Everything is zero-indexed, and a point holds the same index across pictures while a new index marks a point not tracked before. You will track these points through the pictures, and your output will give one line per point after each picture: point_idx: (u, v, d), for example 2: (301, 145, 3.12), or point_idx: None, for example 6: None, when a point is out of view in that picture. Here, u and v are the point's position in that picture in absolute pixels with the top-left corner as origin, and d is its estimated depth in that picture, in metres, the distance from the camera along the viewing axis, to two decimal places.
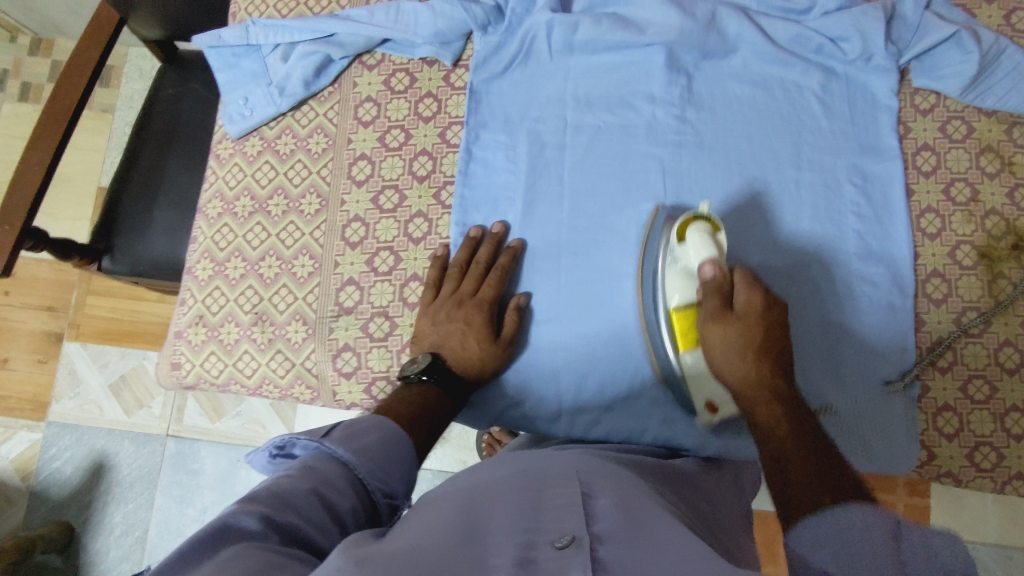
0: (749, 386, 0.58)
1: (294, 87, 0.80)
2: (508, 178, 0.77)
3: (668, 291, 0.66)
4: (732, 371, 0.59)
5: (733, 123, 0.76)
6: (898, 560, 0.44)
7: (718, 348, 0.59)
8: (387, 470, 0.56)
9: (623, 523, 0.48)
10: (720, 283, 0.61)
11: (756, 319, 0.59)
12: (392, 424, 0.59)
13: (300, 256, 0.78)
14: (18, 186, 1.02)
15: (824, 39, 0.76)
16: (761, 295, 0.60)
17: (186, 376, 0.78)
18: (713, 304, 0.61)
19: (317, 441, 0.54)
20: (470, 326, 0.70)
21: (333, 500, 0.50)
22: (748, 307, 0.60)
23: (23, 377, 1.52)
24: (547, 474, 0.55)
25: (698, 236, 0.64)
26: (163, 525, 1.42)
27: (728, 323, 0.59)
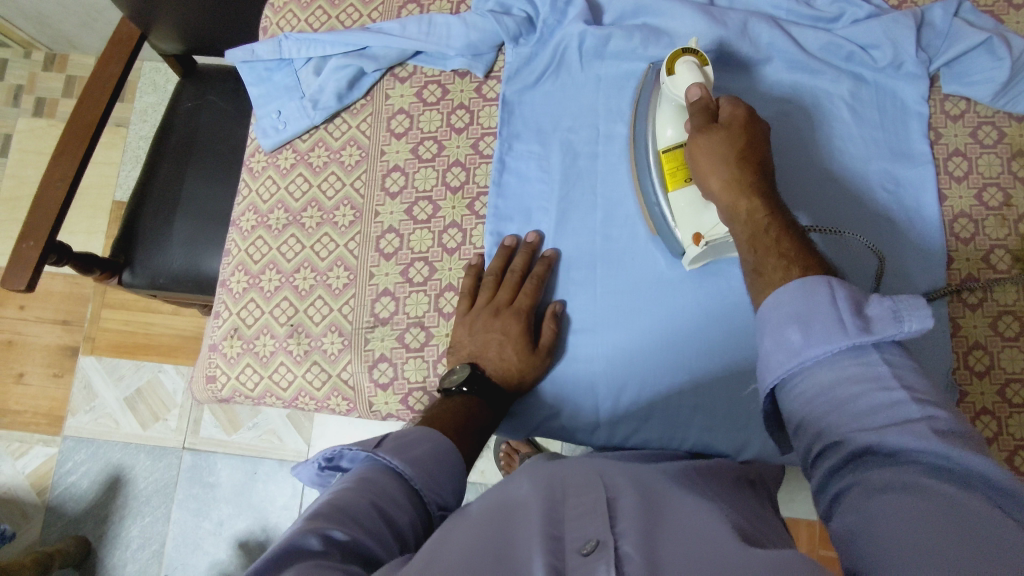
0: (733, 181, 0.59)
1: (327, 99, 0.81)
2: (543, 187, 0.78)
3: (661, 126, 0.70)
4: (717, 176, 0.61)
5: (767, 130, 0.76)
6: (861, 331, 0.45)
7: (703, 154, 0.62)
8: (440, 481, 0.56)
9: (654, 527, 0.45)
10: (705, 101, 0.64)
11: (740, 127, 0.62)
12: (440, 435, 0.59)
13: (335, 267, 0.78)
14: (42, 201, 1.02)
15: (854, 47, 0.77)
16: (744, 109, 0.63)
17: (221, 389, 0.78)
18: (700, 118, 0.63)
19: (369, 451, 0.55)
20: (507, 336, 0.70)
21: (391, 513, 0.50)
22: (731, 117, 0.62)
23: (39, 392, 1.52)
24: (567, 474, 0.52)
25: (685, 66, 0.67)
26: (180, 538, 1.42)
27: (712, 129, 0.62)
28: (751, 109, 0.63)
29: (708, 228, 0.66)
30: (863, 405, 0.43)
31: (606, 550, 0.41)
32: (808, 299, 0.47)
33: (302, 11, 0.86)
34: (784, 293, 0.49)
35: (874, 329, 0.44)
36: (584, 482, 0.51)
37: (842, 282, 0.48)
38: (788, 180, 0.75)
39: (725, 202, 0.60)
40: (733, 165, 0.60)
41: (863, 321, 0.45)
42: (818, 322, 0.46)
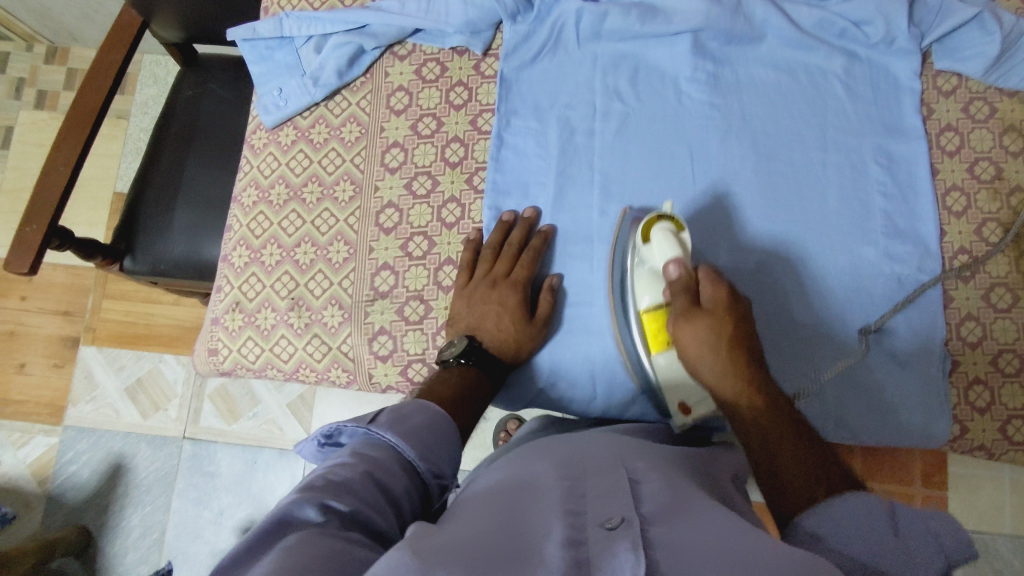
0: (729, 377, 0.59)
1: (327, 77, 0.82)
2: (540, 164, 0.79)
3: (638, 293, 0.68)
4: (707, 368, 0.60)
5: (759, 108, 0.78)
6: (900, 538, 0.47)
7: (693, 347, 0.61)
8: (436, 450, 0.56)
9: (675, 505, 0.45)
10: (686, 282, 0.63)
11: (723, 314, 0.61)
12: (436, 406, 0.60)
13: (335, 242, 0.79)
14: (45, 186, 1.03)
15: (847, 24, 0.78)
16: (725, 289, 0.62)
17: (223, 362, 0.79)
18: (685, 299, 0.63)
19: (364, 427, 0.55)
20: (504, 307, 0.71)
21: (387, 483, 0.50)
22: (714, 301, 0.62)
23: (40, 382, 1.53)
24: (588, 459, 0.53)
25: (662, 235, 0.66)
26: (181, 526, 1.42)
27: (699, 318, 0.61)
28: (732, 287, 0.63)
29: (696, 401, 0.66)
30: None
31: (630, 526, 0.42)
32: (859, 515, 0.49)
33: None
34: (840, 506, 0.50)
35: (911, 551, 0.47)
36: (606, 465, 0.51)
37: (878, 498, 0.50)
38: (778, 158, 0.76)
39: (723, 393, 0.60)
40: (728, 363, 0.59)
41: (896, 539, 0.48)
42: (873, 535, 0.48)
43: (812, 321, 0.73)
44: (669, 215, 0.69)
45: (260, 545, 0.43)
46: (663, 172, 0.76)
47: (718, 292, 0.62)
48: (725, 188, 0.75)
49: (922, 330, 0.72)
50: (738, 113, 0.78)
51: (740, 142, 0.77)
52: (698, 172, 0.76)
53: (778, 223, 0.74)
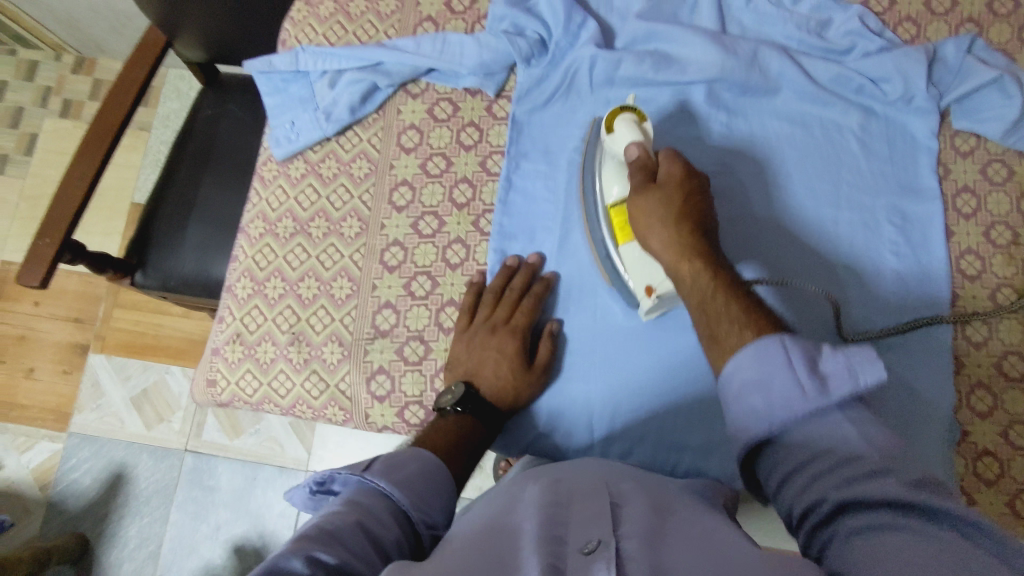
0: (674, 243, 0.61)
1: (340, 112, 0.82)
2: (547, 209, 0.78)
3: (606, 186, 0.71)
4: (657, 238, 0.63)
5: (772, 163, 0.77)
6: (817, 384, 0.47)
7: (642, 216, 0.64)
8: (429, 500, 0.56)
9: (658, 526, 0.45)
10: (643, 159, 0.66)
11: (675, 185, 0.64)
12: (430, 455, 0.59)
13: (339, 278, 0.79)
14: (60, 202, 1.04)
15: (864, 80, 0.77)
16: (681, 166, 0.65)
17: (221, 393, 0.79)
18: (639, 178, 0.66)
19: (358, 474, 0.55)
20: (503, 355, 0.70)
21: (378, 533, 0.49)
22: (667, 176, 0.65)
23: (47, 388, 1.54)
24: (577, 480, 0.52)
25: (623, 123, 0.69)
26: (177, 541, 1.42)
27: (650, 192, 0.64)
28: (689, 164, 0.66)
29: (658, 281, 0.67)
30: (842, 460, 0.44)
31: (606, 548, 0.42)
32: (764, 360, 0.49)
33: (321, 25, 0.88)
34: (745, 354, 0.51)
35: (831, 388, 0.47)
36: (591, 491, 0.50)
37: (795, 338, 0.50)
38: (789, 213, 0.75)
39: (668, 263, 0.62)
40: (675, 231, 0.61)
41: (819, 381, 0.47)
42: (780, 382, 0.48)
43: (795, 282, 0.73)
44: (632, 107, 0.71)
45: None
46: None
47: (671, 169, 0.65)
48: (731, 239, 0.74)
49: (934, 396, 0.69)
50: (749, 167, 0.77)
51: (752, 196, 0.76)
52: None
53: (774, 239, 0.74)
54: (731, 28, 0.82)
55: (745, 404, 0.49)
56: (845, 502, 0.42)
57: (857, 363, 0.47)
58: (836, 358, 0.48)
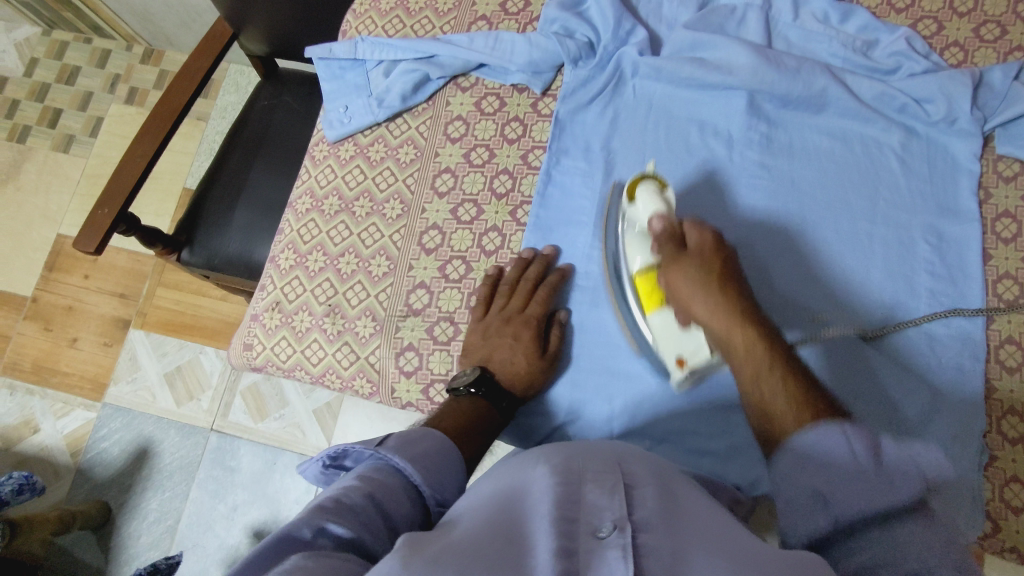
0: (720, 312, 0.60)
1: (391, 99, 0.86)
2: (583, 204, 0.80)
3: (630, 256, 0.70)
4: (700, 303, 0.61)
5: (806, 236, 0.76)
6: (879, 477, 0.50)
7: (683, 287, 0.62)
8: (443, 479, 0.56)
9: (669, 514, 0.46)
10: (671, 230, 0.66)
11: (709, 254, 0.63)
12: (444, 435, 0.60)
13: (378, 256, 0.81)
14: (121, 174, 1.11)
15: (908, 99, 0.78)
16: (711, 233, 0.65)
17: (256, 358, 0.82)
18: (670, 247, 0.65)
19: (373, 449, 0.56)
20: (518, 342, 0.71)
21: (390, 507, 0.50)
22: (699, 244, 0.64)
23: (88, 358, 1.60)
24: (588, 457, 0.53)
25: (645, 194, 0.70)
26: (195, 516, 1.45)
27: (683, 261, 0.63)
28: (717, 233, 0.65)
29: (689, 352, 0.65)
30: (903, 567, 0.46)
31: (621, 536, 0.43)
32: (829, 449, 0.51)
33: (380, 19, 0.92)
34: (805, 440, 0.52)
35: (897, 483, 0.49)
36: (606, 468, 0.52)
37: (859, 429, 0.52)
38: (821, 287, 0.74)
39: (717, 330, 0.60)
40: (719, 298, 0.60)
41: (885, 477, 0.50)
42: (843, 469, 0.50)
43: (817, 258, 0.75)
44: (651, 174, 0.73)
45: (263, 562, 0.43)
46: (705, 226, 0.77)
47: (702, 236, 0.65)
48: (764, 244, 0.76)
49: (963, 412, 0.68)
50: (787, 176, 0.78)
51: (788, 224, 0.76)
52: (740, 230, 0.76)
53: (802, 233, 0.76)
54: (777, 44, 0.83)
55: (801, 484, 0.51)
56: None
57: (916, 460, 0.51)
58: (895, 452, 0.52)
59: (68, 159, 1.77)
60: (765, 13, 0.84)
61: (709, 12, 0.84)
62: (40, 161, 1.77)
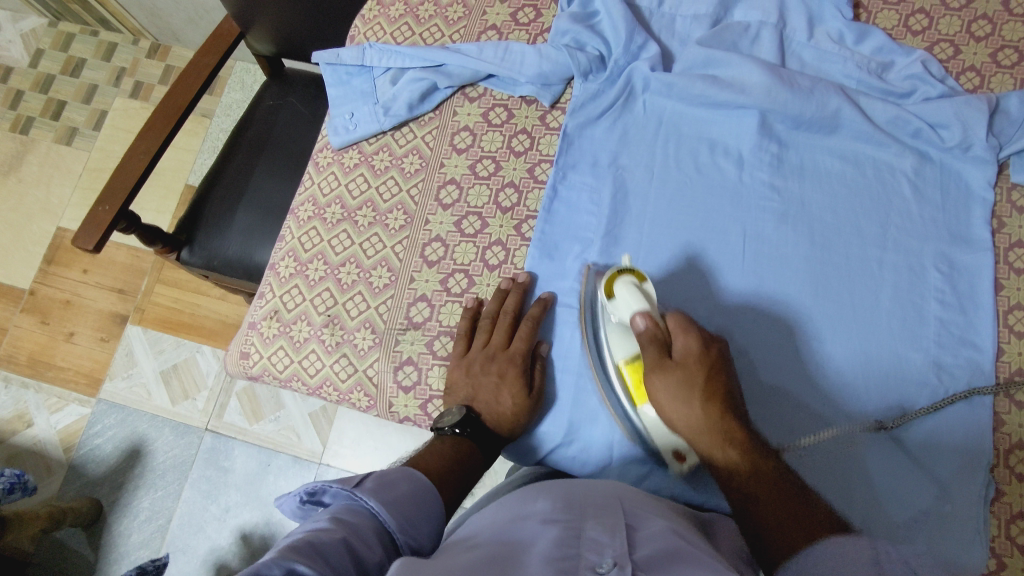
0: (705, 428, 0.60)
1: (398, 108, 0.85)
2: (589, 221, 0.79)
3: (615, 347, 0.69)
4: (682, 419, 0.61)
5: (809, 332, 0.72)
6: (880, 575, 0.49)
7: (666, 401, 0.62)
8: (417, 524, 0.57)
9: (668, 550, 0.47)
10: (652, 334, 0.64)
11: (692, 364, 0.62)
12: (424, 478, 0.61)
13: (379, 267, 0.80)
14: (122, 172, 1.09)
15: (923, 124, 0.76)
16: (695, 337, 0.63)
17: (253, 366, 0.80)
18: (656, 351, 0.64)
19: (349, 490, 0.56)
20: (503, 380, 0.71)
21: (362, 553, 0.50)
22: (685, 353, 0.63)
23: (84, 352, 1.59)
24: (589, 497, 0.55)
25: (623, 290, 0.67)
26: (186, 517, 1.44)
27: (668, 370, 0.63)
28: (704, 334, 0.64)
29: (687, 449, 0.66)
30: None
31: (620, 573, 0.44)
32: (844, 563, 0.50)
33: (389, 25, 0.91)
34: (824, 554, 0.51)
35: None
36: (605, 508, 0.53)
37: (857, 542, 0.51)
38: (827, 346, 0.71)
39: (702, 445, 0.61)
40: (701, 412, 0.60)
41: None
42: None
43: (826, 283, 0.73)
44: (629, 268, 0.70)
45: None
46: (713, 247, 0.76)
47: (691, 341, 0.64)
48: (773, 267, 0.74)
49: (967, 442, 0.67)
50: (797, 198, 0.77)
51: (798, 246, 0.75)
52: (749, 251, 0.75)
53: (812, 256, 0.75)
54: (791, 62, 0.82)
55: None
56: None
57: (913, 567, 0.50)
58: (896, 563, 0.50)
59: (70, 152, 1.75)
60: (779, 32, 0.82)
61: (723, 29, 0.82)
62: (43, 152, 1.76)
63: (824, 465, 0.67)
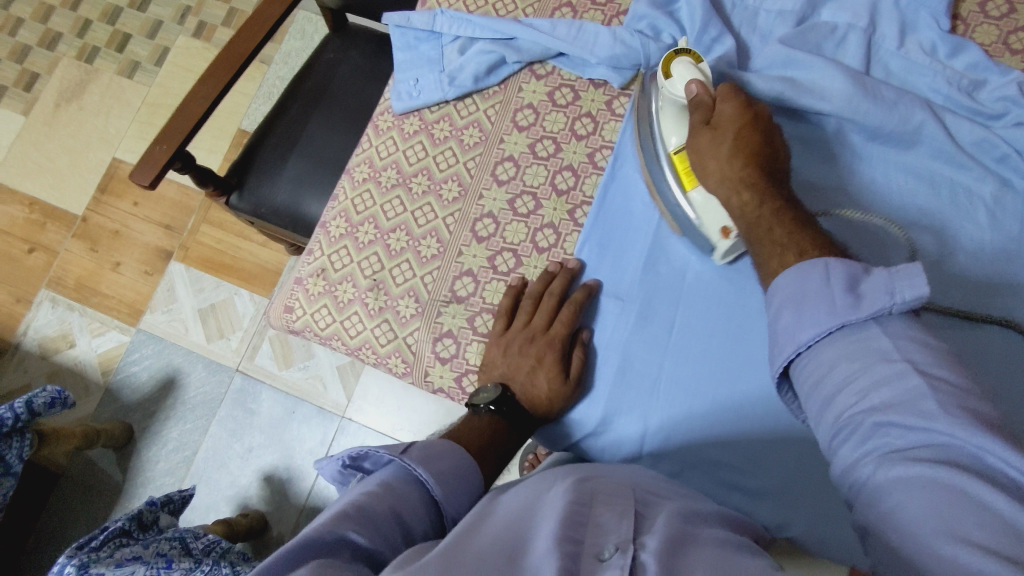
0: (727, 178, 0.63)
1: (463, 78, 0.84)
2: (646, 204, 0.78)
3: (665, 134, 0.71)
4: (711, 174, 0.65)
5: None
6: (845, 298, 0.50)
7: (703, 159, 0.65)
8: (460, 497, 0.58)
9: (677, 536, 0.47)
10: (699, 99, 0.67)
11: (731, 125, 0.64)
12: (466, 454, 0.62)
13: (428, 237, 0.80)
14: (183, 113, 1.10)
15: (1011, 150, 0.72)
16: (737, 103, 0.65)
17: (295, 321, 0.82)
18: (696, 117, 0.67)
19: (397, 456, 0.57)
20: (540, 362, 0.70)
21: (412, 525, 0.52)
22: (724, 114, 0.65)
23: (128, 284, 1.63)
24: (602, 483, 0.54)
25: (677, 68, 0.69)
26: (211, 452, 1.49)
27: (701, 132, 0.66)
28: (749, 101, 0.65)
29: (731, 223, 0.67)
30: (873, 381, 0.46)
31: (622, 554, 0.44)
32: (804, 282, 0.53)
33: None
34: (791, 271, 0.54)
35: (863, 305, 0.49)
36: (616, 494, 0.53)
37: (841, 262, 0.52)
38: None
39: (726, 198, 0.64)
40: (729, 164, 0.63)
41: (856, 297, 0.49)
42: (812, 291, 0.52)
43: None
44: (684, 50, 0.71)
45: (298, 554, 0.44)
46: None
47: (729, 105, 0.65)
48: None
49: None
50: (864, 212, 0.74)
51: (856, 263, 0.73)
52: None
53: None
54: (875, 71, 0.79)
55: (786, 302, 0.53)
56: (881, 423, 0.45)
57: (899, 281, 0.48)
58: (883, 276, 0.49)
59: (131, 85, 1.78)
60: (868, 37, 0.79)
61: (809, 28, 0.79)
62: (105, 83, 1.79)
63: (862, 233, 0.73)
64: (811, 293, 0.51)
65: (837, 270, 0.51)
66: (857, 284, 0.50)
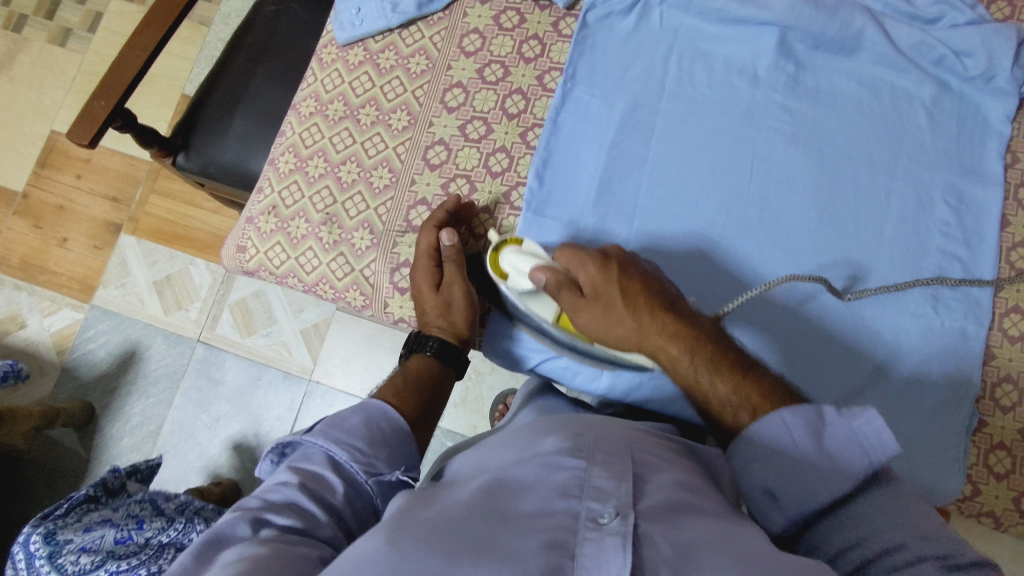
0: (642, 336, 0.61)
1: (407, 5, 0.82)
2: (597, 127, 0.77)
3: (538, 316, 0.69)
4: (621, 338, 0.62)
5: (807, 253, 0.71)
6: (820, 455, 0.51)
7: (603, 335, 0.63)
8: (375, 452, 0.58)
9: (677, 502, 0.46)
10: (557, 279, 0.64)
11: (603, 292, 0.62)
12: (377, 405, 0.62)
13: (380, 168, 0.79)
14: (119, 66, 1.05)
15: (947, 51, 0.74)
16: (593, 265, 0.63)
17: (249, 261, 0.80)
18: (567, 297, 0.64)
19: (297, 436, 0.58)
20: (419, 285, 0.72)
21: (324, 493, 0.53)
22: (591, 284, 0.62)
23: (77, 259, 1.57)
24: (601, 441, 0.52)
25: (517, 258, 0.67)
26: (177, 424, 1.46)
27: (584, 308, 0.63)
28: (598, 257, 0.63)
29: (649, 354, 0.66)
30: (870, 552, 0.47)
31: (620, 525, 0.42)
32: (774, 443, 0.53)
33: None
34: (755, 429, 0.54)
35: (842, 461, 0.51)
36: (615, 451, 0.51)
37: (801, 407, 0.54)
38: (828, 269, 0.71)
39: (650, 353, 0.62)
40: (632, 323, 0.61)
41: (824, 449, 0.52)
42: (786, 457, 0.52)
43: (833, 210, 0.72)
44: (501, 241, 0.70)
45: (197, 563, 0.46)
46: (722, 166, 0.74)
47: (587, 269, 0.63)
48: (786, 193, 0.73)
49: (959, 341, 0.69)
50: (811, 118, 0.75)
51: (803, 170, 0.74)
52: (757, 172, 0.74)
53: (824, 185, 0.73)
54: None
55: (762, 472, 0.53)
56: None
57: (857, 425, 0.51)
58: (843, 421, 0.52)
59: (63, 53, 1.69)
60: None
61: None
62: (35, 53, 1.70)
63: (806, 340, 0.70)
64: (785, 457, 0.52)
65: (796, 423, 0.53)
66: (820, 434, 0.52)
